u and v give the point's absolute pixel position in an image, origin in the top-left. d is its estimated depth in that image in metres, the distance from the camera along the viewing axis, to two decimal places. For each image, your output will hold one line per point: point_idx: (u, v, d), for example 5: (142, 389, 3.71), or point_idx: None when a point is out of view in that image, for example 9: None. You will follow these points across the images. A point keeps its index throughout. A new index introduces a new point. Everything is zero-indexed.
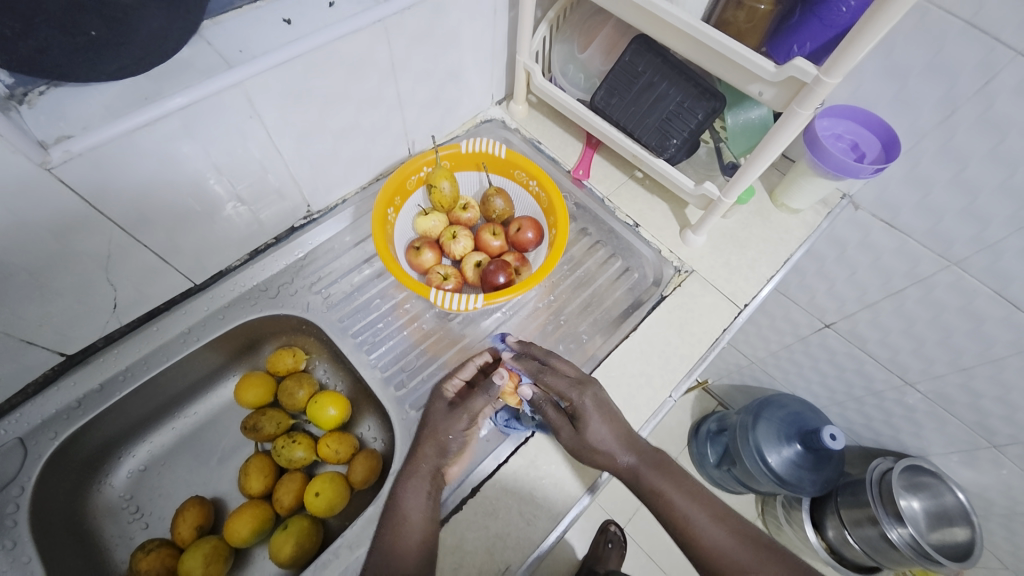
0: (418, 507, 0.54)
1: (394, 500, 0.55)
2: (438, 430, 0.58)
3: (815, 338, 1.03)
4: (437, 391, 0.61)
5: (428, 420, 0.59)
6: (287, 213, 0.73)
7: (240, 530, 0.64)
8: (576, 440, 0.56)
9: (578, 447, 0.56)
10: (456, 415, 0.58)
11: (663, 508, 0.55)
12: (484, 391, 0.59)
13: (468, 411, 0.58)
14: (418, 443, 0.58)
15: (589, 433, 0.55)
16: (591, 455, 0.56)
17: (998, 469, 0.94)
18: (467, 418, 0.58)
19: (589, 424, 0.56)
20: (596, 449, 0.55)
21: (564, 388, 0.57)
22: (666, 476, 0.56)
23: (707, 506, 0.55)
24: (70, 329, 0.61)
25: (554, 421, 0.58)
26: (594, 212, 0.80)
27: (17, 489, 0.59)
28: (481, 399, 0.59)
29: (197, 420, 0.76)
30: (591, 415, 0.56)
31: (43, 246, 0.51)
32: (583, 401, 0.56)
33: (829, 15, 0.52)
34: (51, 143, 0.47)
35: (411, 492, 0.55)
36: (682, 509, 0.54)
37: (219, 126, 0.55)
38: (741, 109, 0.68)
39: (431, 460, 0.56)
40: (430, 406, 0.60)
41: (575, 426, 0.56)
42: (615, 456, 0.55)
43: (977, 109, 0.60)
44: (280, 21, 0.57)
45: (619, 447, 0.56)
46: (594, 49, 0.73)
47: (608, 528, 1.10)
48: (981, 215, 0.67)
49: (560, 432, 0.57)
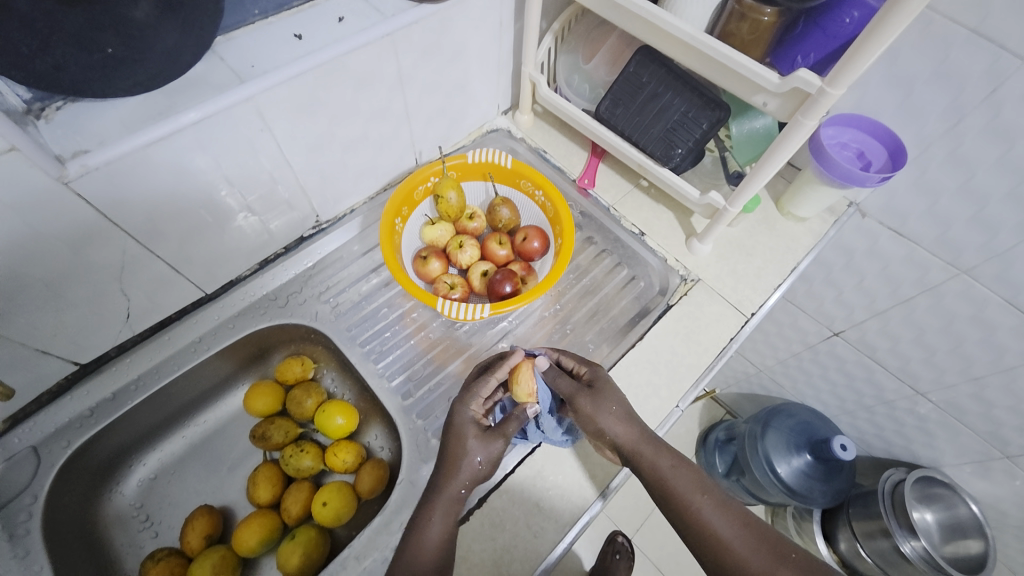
0: (439, 534, 0.51)
1: (418, 524, 0.52)
2: (473, 455, 0.54)
3: (824, 347, 1.02)
4: (466, 414, 0.57)
5: (458, 444, 0.55)
6: (297, 223, 0.74)
7: (248, 540, 0.65)
8: (595, 406, 0.56)
9: (598, 413, 0.55)
10: (493, 440, 0.55)
11: (676, 502, 0.53)
12: (518, 416, 0.58)
13: (503, 435, 0.56)
14: (446, 464, 0.55)
15: (607, 400, 0.56)
16: (607, 427, 0.55)
17: (1012, 480, 0.92)
18: (503, 445, 0.56)
19: (605, 392, 0.57)
20: (614, 420, 0.55)
21: (579, 361, 0.61)
22: (678, 467, 0.54)
23: (719, 501, 0.53)
24: (83, 338, 0.62)
25: (568, 390, 0.58)
26: (599, 221, 0.80)
27: (29, 498, 0.60)
28: (514, 425, 0.57)
29: (206, 428, 0.76)
30: (607, 381, 0.58)
31: (60, 257, 0.52)
32: (598, 370, 0.60)
33: (831, 26, 0.53)
34: (68, 158, 0.48)
35: (434, 518, 0.52)
36: (695, 503, 0.52)
37: (231, 139, 0.56)
38: (745, 119, 0.68)
39: (461, 486, 0.54)
40: (462, 427, 0.56)
41: (591, 393, 0.57)
42: (628, 428, 0.55)
43: (985, 117, 0.60)
44: (291, 36, 0.59)
45: (634, 422, 0.56)
46: (598, 61, 0.74)
47: (615, 539, 1.07)
48: (989, 223, 0.67)
49: (577, 398, 0.57)
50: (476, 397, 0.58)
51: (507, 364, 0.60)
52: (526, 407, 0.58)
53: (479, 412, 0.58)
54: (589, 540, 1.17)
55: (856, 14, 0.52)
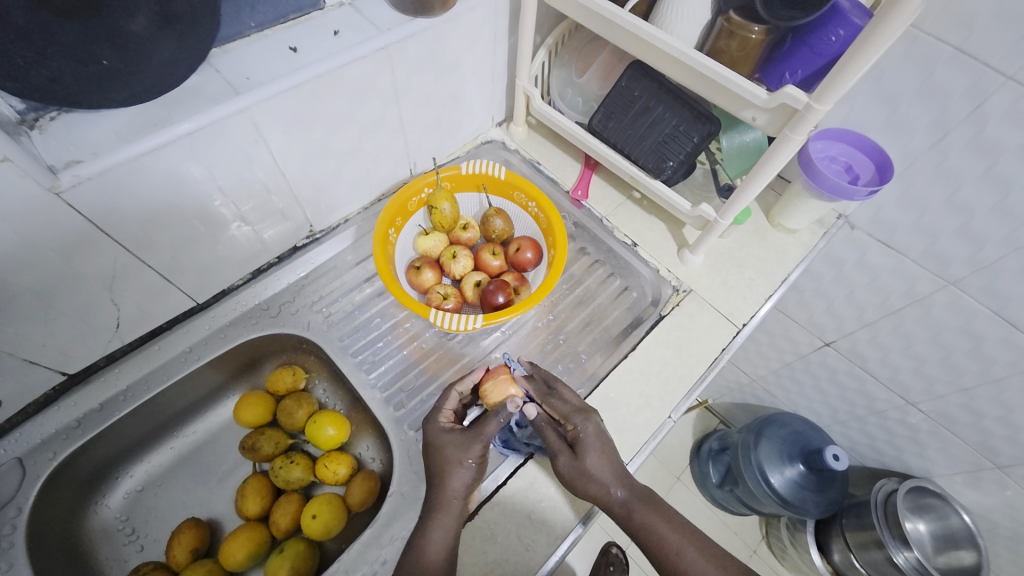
0: (441, 549, 0.51)
1: (419, 540, 0.52)
2: (455, 463, 0.54)
3: (816, 357, 1.03)
4: (438, 426, 0.58)
5: (439, 454, 0.55)
6: (290, 233, 0.74)
7: (236, 554, 0.64)
8: (573, 468, 0.55)
9: (574, 477, 0.55)
10: (469, 442, 0.55)
11: (661, 555, 0.54)
12: (497, 414, 0.56)
13: (480, 437, 0.55)
14: (434, 478, 0.55)
15: (589, 462, 0.55)
16: (586, 487, 0.55)
17: (1002, 491, 0.93)
18: (481, 445, 0.55)
19: (587, 454, 0.56)
20: (591, 483, 0.55)
21: (568, 413, 0.58)
22: (662, 519, 0.54)
23: (706, 552, 0.53)
24: (73, 348, 0.61)
25: (553, 445, 0.57)
26: (592, 232, 0.81)
27: (13, 510, 0.59)
28: (493, 424, 0.56)
29: (195, 439, 0.75)
30: (592, 439, 0.56)
31: (51, 266, 0.52)
32: (584, 427, 0.57)
33: (818, 44, 0.54)
34: (61, 168, 0.48)
35: (433, 531, 0.52)
36: (679, 552, 0.53)
37: (226, 149, 0.56)
38: (736, 132, 0.69)
39: (454, 496, 0.54)
40: (438, 440, 0.57)
41: (573, 453, 0.56)
42: (608, 488, 0.55)
43: (969, 132, 0.61)
44: (287, 49, 0.59)
45: (615, 479, 0.55)
46: (591, 75, 0.75)
47: (609, 550, 1.06)
48: (976, 235, 0.68)
49: (558, 458, 0.56)
50: (442, 409, 0.60)
51: (469, 380, 0.63)
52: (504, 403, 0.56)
53: (446, 421, 0.59)
54: (583, 551, 1.15)
55: (841, 32, 0.53)
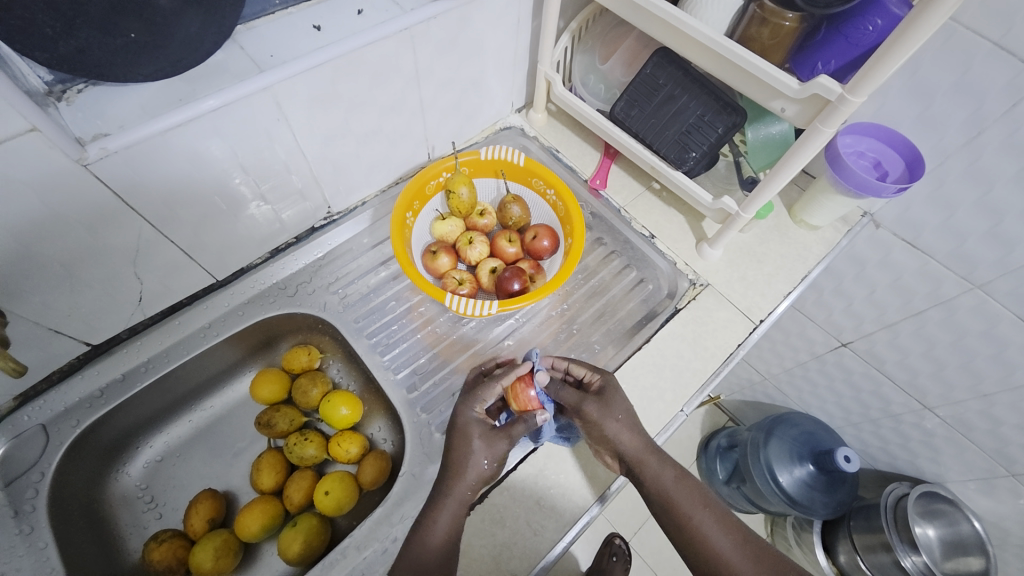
0: (446, 533, 0.52)
1: (425, 522, 0.53)
2: (478, 455, 0.55)
3: (831, 357, 1.01)
4: (471, 416, 0.58)
5: (464, 442, 0.56)
6: (308, 213, 0.74)
7: (250, 525, 0.65)
8: (602, 414, 0.57)
9: (604, 422, 0.56)
10: (498, 442, 0.56)
11: (654, 489, 0.55)
12: (525, 421, 0.58)
13: (508, 437, 0.57)
14: (453, 465, 0.56)
15: (615, 409, 0.57)
16: (612, 434, 0.56)
17: (1016, 499, 0.91)
18: (507, 444, 0.57)
19: (613, 401, 0.58)
20: (619, 430, 0.56)
21: (589, 370, 0.61)
22: (682, 480, 0.56)
23: (692, 489, 0.56)
24: (97, 320, 0.63)
25: (573, 400, 0.59)
26: (609, 222, 0.80)
27: (37, 474, 0.61)
28: (521, 429, 0.58)
29: (212, 413, 0.77)
30: (614, 388, 0.59)
31: (76, 238, 0.53)
32: (607, 379, 0.60)
33: (855, 34, 0.52)
34: (88, 141, 0.48)
35: (440, 517, 0.53)
36: (677, 497, 0.55)
37: (249, 127, 0.57)
38: (762, 124, 0.67)
39: (466, 489, 0.55)
40: (467, 427, 0.57)
41: (601, 401, 0.58)
42: (629, 438, 0.56)
43: (1004, 131, 0.59)
44: (310, 27, 0.59)
45: (634, 434, 0.57)
46: (614, 61, 0.74)
47: (613, 540, 1.06)
48: (1006, 237, 0.66)
49: (584, 405, 0.58)
50: (480, 400, 0.59)
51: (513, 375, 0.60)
52: (534, 414, 0.58)
53: (480, 413, 0.59)
54: (587, 541, 1.16)
55: (880, 23, 0.51)
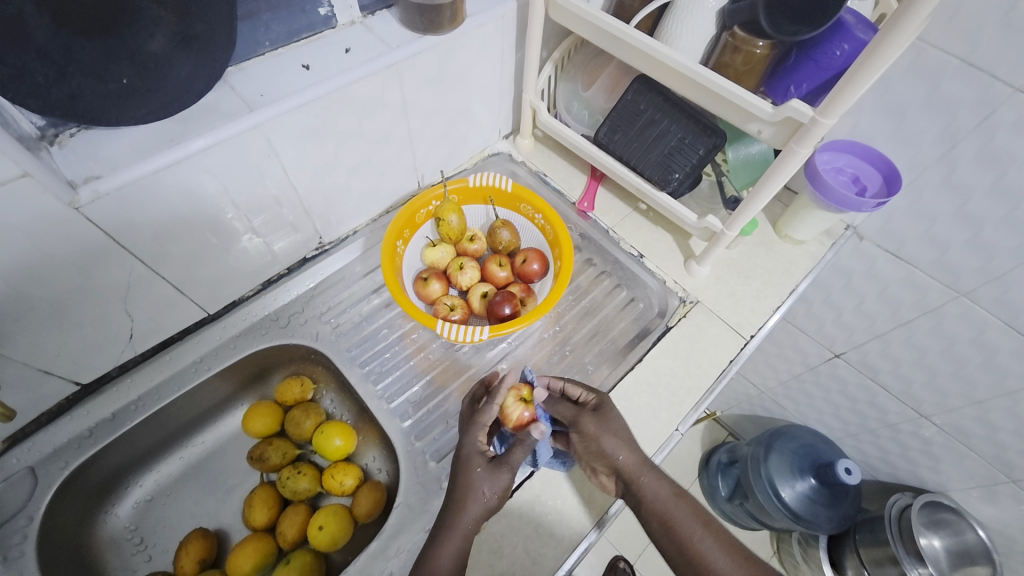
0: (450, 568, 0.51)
1: (429, 557, 0.52)
2: (480, 489, 0.55)
3: (826, 368, 1.01)
4: (473, 444, 0.57)
5: (466, 475, 0.56)
6: (300, 244, 0.75)
7: (243, 565, 0.64)
8: (599, 428, 0.57)
9: (601, 436, 0.57)
10: (500, 473, 0.55)
11: (650, 507, 0.55)
12: (523, 442, 0.57)
13: (509, 465, 0.56)
14: (456, 498, 0.55)
15: (611, 423, 0.58)
16: (609, 447, 0.56)
17: (1019, 506, 0.90)
18: (510, 473, 0.56)
19: (611, 416, 0.59)
20: (616, 444, 0.56)
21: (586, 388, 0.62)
22: (678, 498, 0.55)
23: (688, 508, 0.55)
24: (87, 358, 0.62)
25: (568, 414, 0.60)
26: (598, 243, 0.81)
27: (24, 519, 0.59)
28: (519, 452, 0.57)
29: (204, 449, 0.76)
30: (610, 406, 0.60)
31: (66, 279, 0.53)
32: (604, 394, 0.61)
33: (824, 58, 0.54)
34: (79, 183, 0.49)
35: (444, 550, 0.51)
36: (672, 515, 0.54)
37: (240, 164, 0.58)
38: (741, 145, 0.70)
39: (471, 522, 0.53)
40: (470, 457, 0.57)
41: (598, 415, 0.59)
42: (625, 454, 0.56)
43: (977, 143, 0.61)
44: (299, 66, 0.61)
45: (631, 449, 0.56)
46: (597, 88, 0.77)
47: (617, 564, 1.04)
48: (985, 246, 0.67)
49: (581, 420, 0.59)
50: (481, 427, 0.58)
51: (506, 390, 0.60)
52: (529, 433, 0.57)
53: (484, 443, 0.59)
54: (591, 565, 1.14)
55: (846, 47, 0.53)
